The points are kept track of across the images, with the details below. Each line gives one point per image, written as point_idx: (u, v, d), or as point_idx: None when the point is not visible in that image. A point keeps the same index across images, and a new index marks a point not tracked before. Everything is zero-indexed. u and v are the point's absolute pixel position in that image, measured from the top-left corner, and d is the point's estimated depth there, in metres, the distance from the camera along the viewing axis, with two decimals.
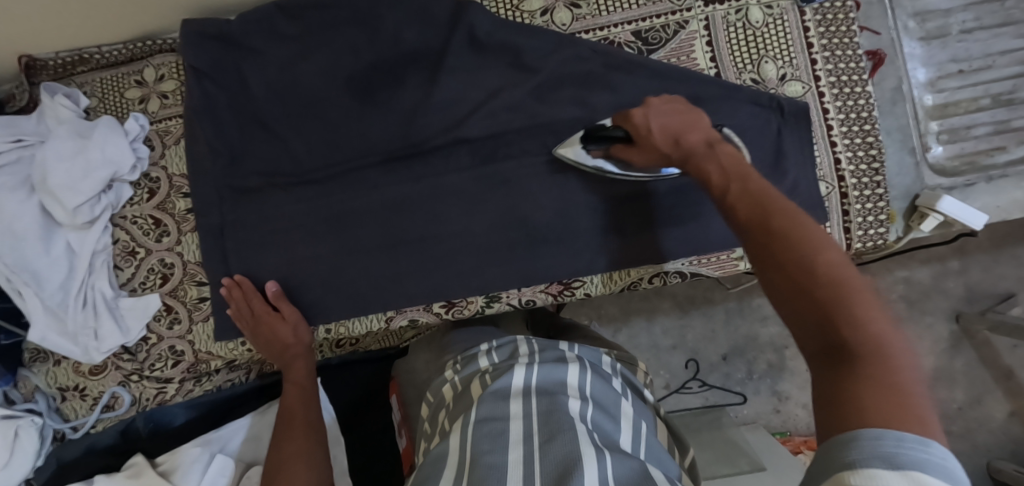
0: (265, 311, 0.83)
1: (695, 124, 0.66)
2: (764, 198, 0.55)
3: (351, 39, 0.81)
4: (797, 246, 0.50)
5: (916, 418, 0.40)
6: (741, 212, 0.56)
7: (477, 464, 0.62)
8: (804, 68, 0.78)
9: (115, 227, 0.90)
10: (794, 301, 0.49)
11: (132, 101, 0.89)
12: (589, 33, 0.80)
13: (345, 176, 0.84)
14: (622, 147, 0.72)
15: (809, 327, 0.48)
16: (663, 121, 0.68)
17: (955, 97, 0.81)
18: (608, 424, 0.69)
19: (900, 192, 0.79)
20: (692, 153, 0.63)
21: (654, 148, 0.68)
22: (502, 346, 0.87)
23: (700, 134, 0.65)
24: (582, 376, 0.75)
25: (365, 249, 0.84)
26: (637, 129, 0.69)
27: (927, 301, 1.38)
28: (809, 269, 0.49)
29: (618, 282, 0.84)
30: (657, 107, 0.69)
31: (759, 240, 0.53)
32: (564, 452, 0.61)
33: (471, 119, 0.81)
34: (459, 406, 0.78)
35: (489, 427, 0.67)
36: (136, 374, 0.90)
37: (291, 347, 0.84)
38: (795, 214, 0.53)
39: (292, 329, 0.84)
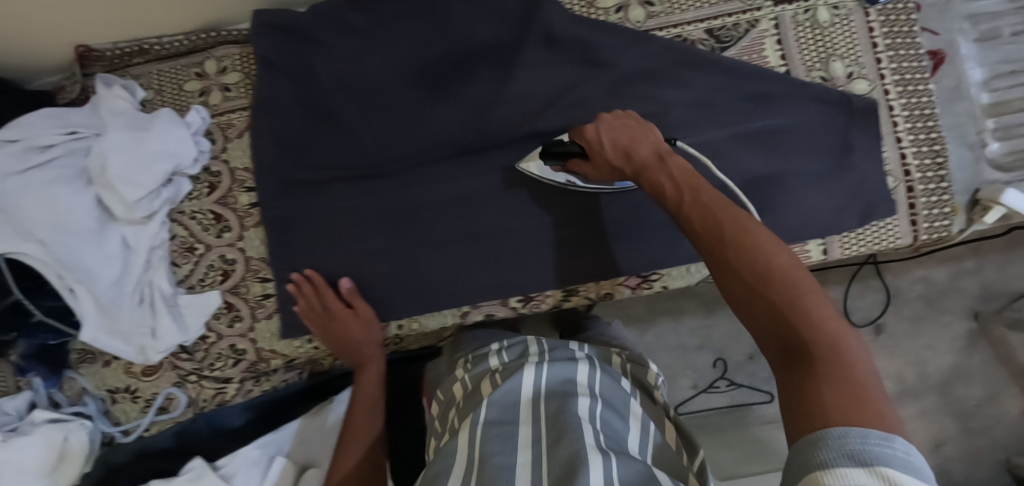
0: (336, 304, 0.82)
1: (647, 134, 0.66)
2: (715, 205, 0.56)
3: (420, 32, 0.81)
4: (750, 252, 0.52)
5: (875, 412, 0.42)
6: (694, 221, 0.57)
7: (486, 463, 0.57)
8: (869, 67, 0.81)
9: (173, 222, 0.88)
10: (749, 304, 0.51)
11: (192, 94, 0.87)
12: (663, 30, 0.82)
13: (417, 170, 0.84)
14: (578, 163, 0.72)
15: (768, 330, 0.50)
16: (610, 137, 0.67)
17: (1007, 97, 0.84)
18: (617, 423, 0.65)
19: (960, 187, 0.83)
20: (644, 163, 0.64)
21: (609, 162, 0.67)
22: (512, 346, 0.80)
23: (655, 143, 0.65)
24: (591, 375, 0.72)
25: (435, 242, 0.83)
26: (591, 146, 0.68)
27: (944, 299, 1.41)
28: (762, 275, 0.51)
29: (694, 273, 0.85)
30: (608, 124, 0.68)
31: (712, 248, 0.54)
32: (571, 452, 0.56)
33: (547, 113, 0.81)
34: (469, 404, 0.70)
35: (498, 428, 0.62)
36: (194, 374, 0.87)
37: (366, 345, 0.84)
38: (742, 221, 0.54)
39: (364, 327, 0.83)
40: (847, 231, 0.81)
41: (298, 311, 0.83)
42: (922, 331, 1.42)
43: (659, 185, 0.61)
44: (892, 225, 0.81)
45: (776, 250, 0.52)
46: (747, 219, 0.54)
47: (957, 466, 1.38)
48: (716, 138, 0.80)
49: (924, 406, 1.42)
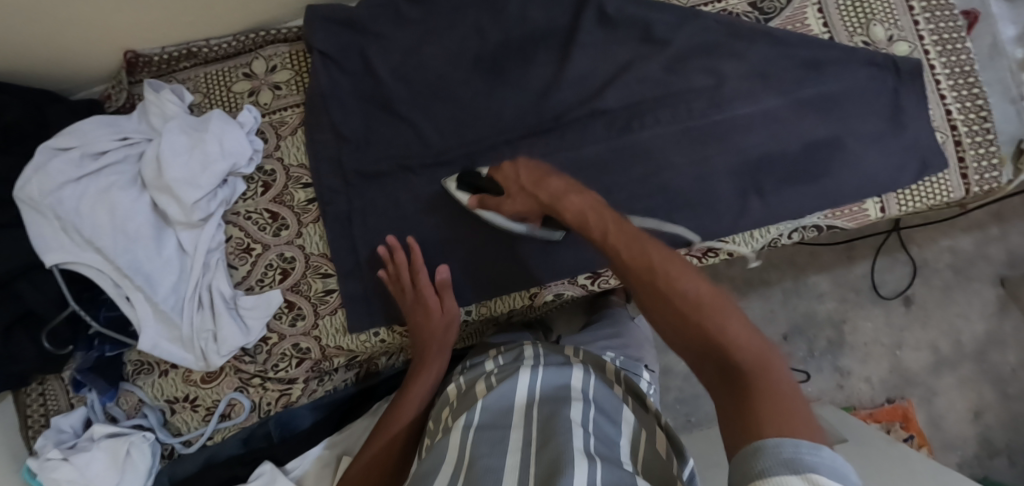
0: (421, 279, 0.80)
1: (552, 174, 0.70)
2: (640, 239, 0.58)
3: (477, 21, 0.84)
4: (669, 279, 0.54)
5: (804, 421, 0.43)
6: (621, 255, 0.58)
7: (473, 465, 0.58)
8: (908, 29, 0.84)
9: (228, 224, 0.87)
10: (676, 326, 0.52)
11: (241, 94, 0.87)
12: (708, 5, 0.84)
13: (479, 155, 0.83)
14: (483, 199, 0.77)
15: (697, 353, 0.50)
16: (516, 179, 0.73)
17: None
18: (609, 428, 0.63)
19: (1006, 139, 0.84)
20: (561, 201, 0.67)
21: (527, 195, 0.71)
22: (509, 351, 0.81)
23: (569, 183, 0.69)
24: (585, 379, 0.71)
25: (500, 228, 0.83)
26: (503, 183, 0.74)
27: (973, 267, 1.49)
28: (683, 305, 0.52)
29: (761, 238, 0.84)
30: (514, 167, 0.74)
31: (638, 284, 0.56)
32: (556, 452, 0.56)
33: (608, 90, 0.82)
34: (460, 405, 0.71)
35: (489, 432, 0.63)
36: (258, 377, 0.86)
37: (441, 334, 0.80)
38: (659, 256, 0.56)
39: (442, 312, 0.81)
40: (902, 188, 0.83)
41: (383, 277, 0.82)
42: (954, 300, 1.50)
43: (585, 223, 0.64)
44: (943, 179, 0.83)
45: (694, 281, 0.53)
46: (663, 254, 0.56)
47: (999, 431, 1.47)
48: (772, 106, 0.82)
49: (962, 375, 1.49)
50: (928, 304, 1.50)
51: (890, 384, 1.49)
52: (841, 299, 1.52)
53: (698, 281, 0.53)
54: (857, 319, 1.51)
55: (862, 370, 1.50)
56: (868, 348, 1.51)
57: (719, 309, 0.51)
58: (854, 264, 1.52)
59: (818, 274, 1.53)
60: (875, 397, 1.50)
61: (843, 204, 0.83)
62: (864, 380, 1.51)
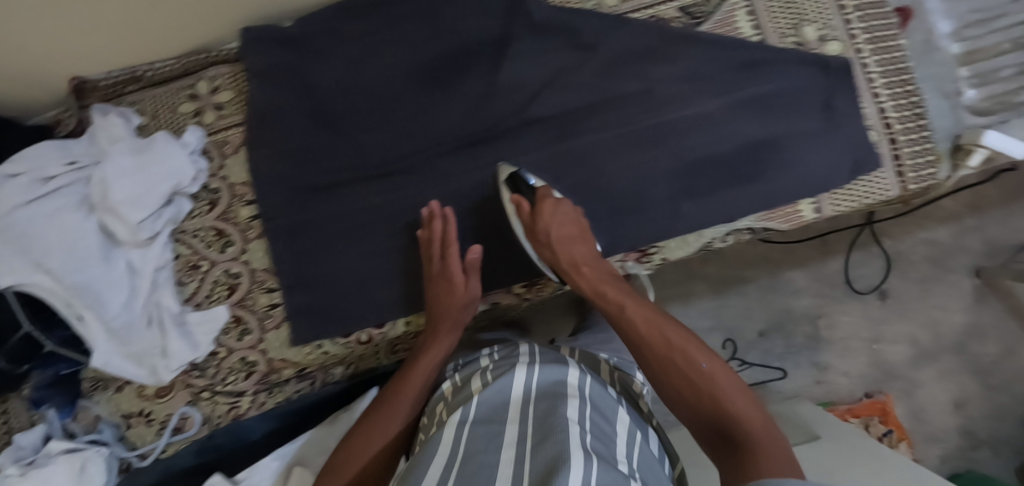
0: (456, 249, 0.81)
1: (584, 235, 0.80)
2: (660, 319, 0.72)
3: (411, 34, 0.83)
4: (681, 357, 0.68)
5: (787, 465, 0.58)
6: (637, 327, 0.73)
7: (470, 460, 0.59)
8: (840, 28, 0.84)
9: (176, 242, 0.89)
10: (677, 390, 0.68)
11: (186, 115, 0.89)
12: (638, 12, 0.84)
13: (418, 167, 0.84)
14: (521, 204, 0.79)
15: (684, 406, 0.67)
16: (558, 224, 0.79)
17: (978, 44, 0.86)
18: (606, 426, 0.66)
19: (943, 134, 0.84)
20: (580, 271, 0.79)
21: (546, 246, 0.80)
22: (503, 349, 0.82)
23: (594, 253, 0.80)
24: (582, 377, 0.72)
25: (442, 239, 0.84)
26: (541, 214, 0.78)
27: (950, 258, 1.46)
28: (688, 376, 0.67)
29: (692, 243, 0.85)
30: (564, 209, 0.80)
31: (646, 352, 0.71)
32: (553, 451, 0.57)
33: (539, 100, 0.82)
34: (457, 400, 0.72)
35: (484, 428, 0.63)
36: (207, 391, 0.87)
37: (461, 310, 0.81)
38: (668, 330, 0.71)
39: (463, 289, 0.81)
40: (837, 187, 0.83)
41: (421, 237, 0.82)
42: (932, 292, 1.47)
43: (602, 296, 0.77)
44: (880, 178, 0.83)
45: (701, 355, 0.69)
46: (672, 329, 0.71)
47: (981, 422, 1.45)
48: (707, 109, 0.82)
49: (943, 367, 1.46)
50: (905, 298, 1.47)
51: (869, 378, 1.48)
52: (818, 294, 1.49)
53: (702, 355, 0.69)
54: (834, 314, 1.49)
55: (840, 364, 1.48)
56: (846, 343, 1.49)
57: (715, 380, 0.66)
58: (829, 259, 1.49)
59: (793, 270, 1.49)
60: (854, 391, 1.48)
61: (779, 206, 0.83)
62: (843, 375, 1.48)
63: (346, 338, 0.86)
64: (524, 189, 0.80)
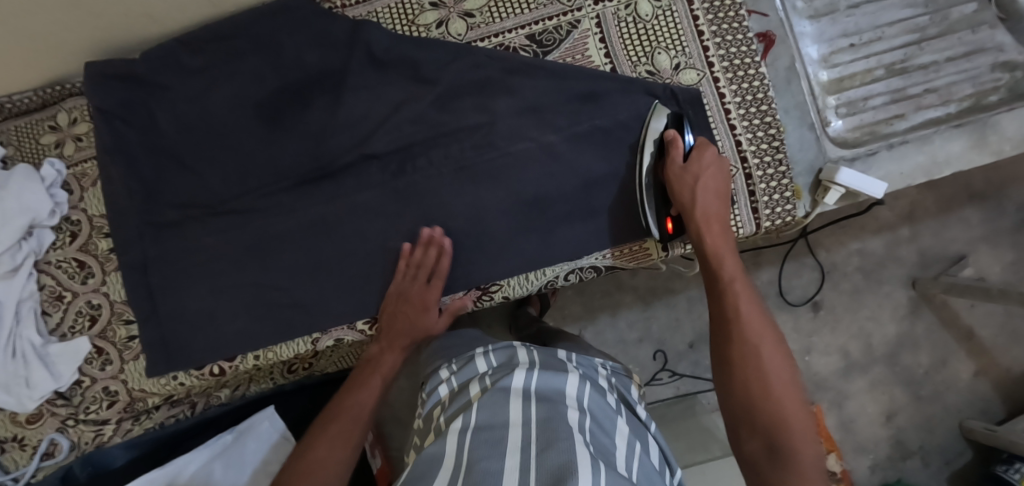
0: (440, 280, 0.81)
1: (722, 196, 0.75)
2: (757, 311, 0.66)
3: (255, 68, 0.82)
4: (763, 358, 0.63)
5: None
6: (738, 303, 0.67)
7: (472, 469, 0.56)
8: (697, 56, 0.80)
9: (40, 273, 0.89)
10: (734, 381, 0.63)
11: (47, 147, 0.90)
12: (485, 40, 0.82)
13: (263, 203, 0.84)
14: (676, 142, 0.75)
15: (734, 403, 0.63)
16: (710, 175, 0.74)
17: (849, 71, 0.83)
18: (605, 440, 0.62)
19: (803, 169, 0.80)
20: (707, 227, 0.73)
21: (684, 187, 0.74)
22: (499, 349, 0.78)
23: (722, 215, 0.74)
24: (581, 387, 0.69)
25: (289, 273, 0.85)
26: (694, 162, 0.75)
27: (882, 270, 1.42)
28: (767, 378, 0.62)
29: (534, 282, 0.85)
30: (720, 166, 0.75)
31: (734, 330, 0.65)
32: (559, 461, 0.55)
33: (377, 135, 0.82)
34: (455, 407, 0.69)
35: (487, 434, 0.60)
36: (72, 418, 0.90)
37: (418, 338, 0.83)
38: (766, 327, 0.65)
39: (431, 321, 0.83)
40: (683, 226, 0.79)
41: (404, 251, 0.82)
42: (863, 303, 1.43)
43: (720, 262, 0.71)
44: (735, 215, 0.79)
45: (781, 360, 0.63)
46: (767, 326, 0.66)
47: (912, 433, 1.42)
48: (548, 142, 0.81)
49: (873, 378, 1.42)
50: (836, 308, 1.43)
51: None
52: None
53: (783, 365, 0.63)
54: None
55: None
56: None
57: (782, 406, 0.60)
58: (761, 270, 1.42)
59: None
60: None
61: (624, 244, 0.83)
62: None
63: (200, 370, 0.87)
64: (684, 133, 0.76)
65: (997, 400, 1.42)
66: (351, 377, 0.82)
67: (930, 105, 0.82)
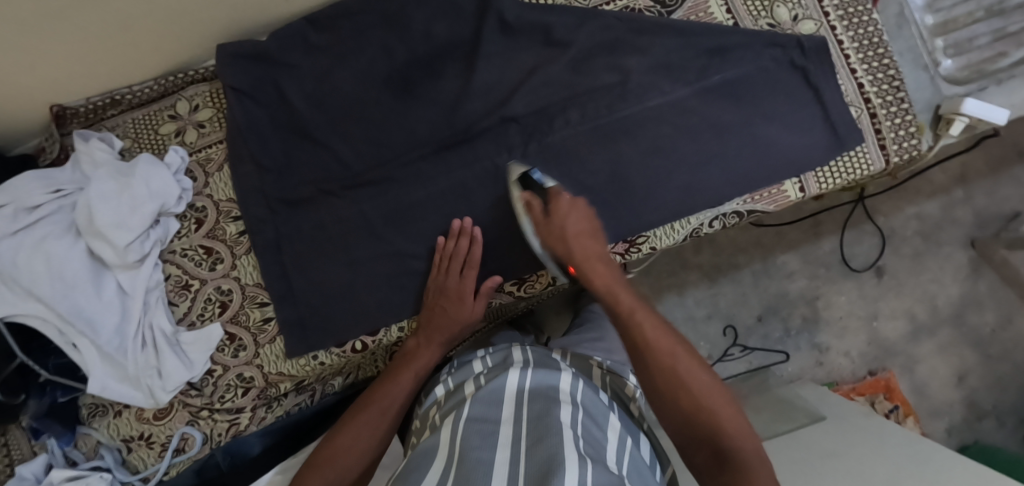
0: (473, 268, 0.82)
1: (596, 236, 0.77)
2: (658, 330, 0.69)
3: (383, 40, 0.85)
4: (680, 369, 0.66)
5: None
6: (642, 326, 0.70)
7: (464, 457, 0.58)
8: (813, 7, 0.84)
9: (165, 263, 0.89)
10: (665, 401, 0.66)
11: (167, 136, 0.89)
12: (610, 4, 0.85)
13: (399, 174, 0.86)
14: (533, 203, 0.78)
15: (674, 415, 0.65)
16: (575, 219, 0.76)
17: (952, 14, 0.87)
18: (598, 431, 0.63)
19: (923, 106, 0.85)
20: (591, 268, 0.75)
21: (554, 238, 0.76)
22: (497, 351, 0.82)
23: (602, 252, 0.76)
24: (573, 383, 0.70)
25: (430, 242, 0.85)
26: (554, 215, 0.77)
27: (941, 232, 1.49)
28: (693, 393, 0.65)
29: (680, 231, 0.86)
30: (579, 206, 0.78)
31: (648, 357, 0.68)
32: (548, 452, 0.55)
33: (514, 98, 0.84)
34: (449, 402, 0.73)
35: (478, 426, 0.63)
36: (205, 410, 0.88)
37: (460, 328, 0.84)
38: (671, 342, 0.69)
39: (470, 309, 0.83)
40: (812, 166, 0.83)
41: (437, 244, 0.83)
42: (925, 267, 1.49)
43: (614, 294, 0.73)
44: (862, 152, 0.83)
45: (698, 370, 0.67)
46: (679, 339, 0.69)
47: (984, 393, 1.47)
48: (679, 96, 0.84)
49: (941, 340, 1.48)
50: (899, 273, 1.49)
51: (870, 356, 1.48)
52: (811, 276, 1.49)
53: (700, 370, 0.67)
54: (830, 294, 1.49)
55: (840, 345, 1.49)
56: (844, 322, 1.49)
57: (711, 411, 0.64)
58: (822, 240, 1.49)
59: (786, 253, 1.49)
60: (856, 370, 1.48)
61: (761, 188, 0.84)
62: (843, 355, 1.49)
63: (341, 347, 0.86)
64: (539, 189, 0.79)
65: None
66: (388, 368, 0.84)
67: None
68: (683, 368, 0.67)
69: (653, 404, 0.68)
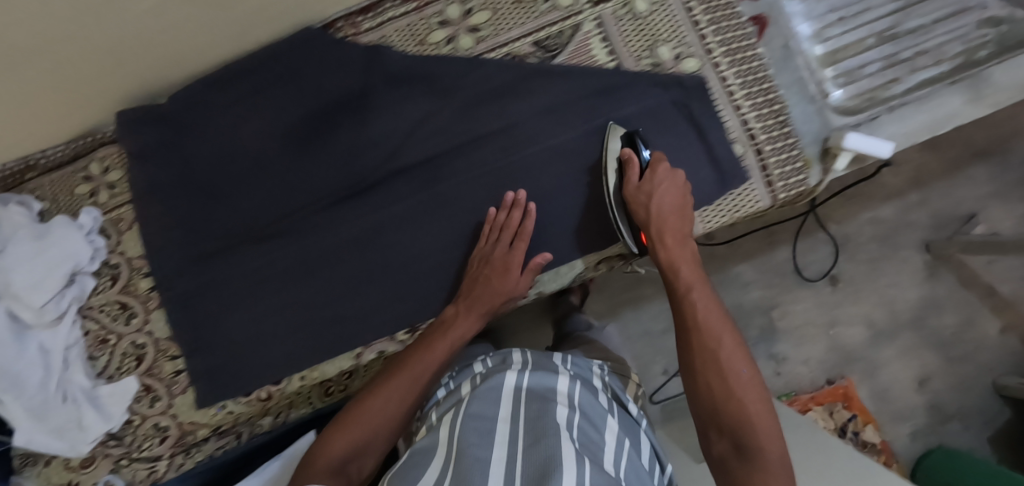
0: (524, 241, 0.81)
1: (682, 209, 0.78)
2: (707, 310, 0.70)
3: (283, 98, 0.86)
4: (719, 352, 0.67)
5: None
6: (693, 304, 0.71)
7: (462, 455, 0.59)
8: (696, 44, 0.83)
9: (84, 318, 0.92)
10: (700, 379, 0.67)
11: (82, 197, 0.93)
12: (494, 51, 0.85)
13: (296, 227, 0.86)
14: (631, 159, 0.78)
15: (699, 397, 0.67)
16: (665, 189, 0.77)
17: (841, 43, 0.87)
18: (593, 433, 0.65)
19: (811, 139, 0.84)
20: (665, 239, 0.76)
21: (639, 205, 0.77)
22: (497, 354, 0.81)
23: (681, 226, 0.77)
24: (572, 385, 0.71)
25: (331, 293, 0.87)
26: (647, 179, 0.78)
27: (897, 236, 1.45)
28: (728, 379, 0.65)
29: (566, 274, 0.87)
30: (673, 177, 0.78)
31: (693, 334, 0.69)
32: (545, 455, 0.57)
33: (404, 151, 0.85)
34: (447, 401, 0.73)
35: (475, 424, 0.64)
36: (125, 458, 0.91)
37: (499, 306, 0.82)
38: (719, 325, 0.69)
39: (513, 283, 0.82)
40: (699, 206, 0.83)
41: (488, 215, 0.83)
42: (881, 272, 1.46)
43: (674, 269, 0.74)
44: (748, 190, 0.83)
45: (741, 360, 0.66)
46: (725, 325, 0.69)
47: (948, 396, 1.43)
48: (568, 140, 0.83)
49: (903, 344, 1.45)
50: (856, 279, 1.46)
51: (830, 363, 1.46)
52: (767, 286, 1.46)
53: (740, 359, 0.66)
54: (787, 303, 1.46)
55: (798, 354, 1.46)
56: (802, 331, 1.47)
57: (744, 401, 0.64)
58: (777, 249, 1.46)
59: (740, 264, 1.46)
60: (815, 379, 1.46)
61: None
62: (803, 363, 1.46)
63: (247, 397, 0.89)
64: (640, 149, 0.79)
65: None
66: (421, 337, 0.81)
67: (923, 66, 0.86)
68: (725, 352, 0.67)
69: (688, 379, 0.69)
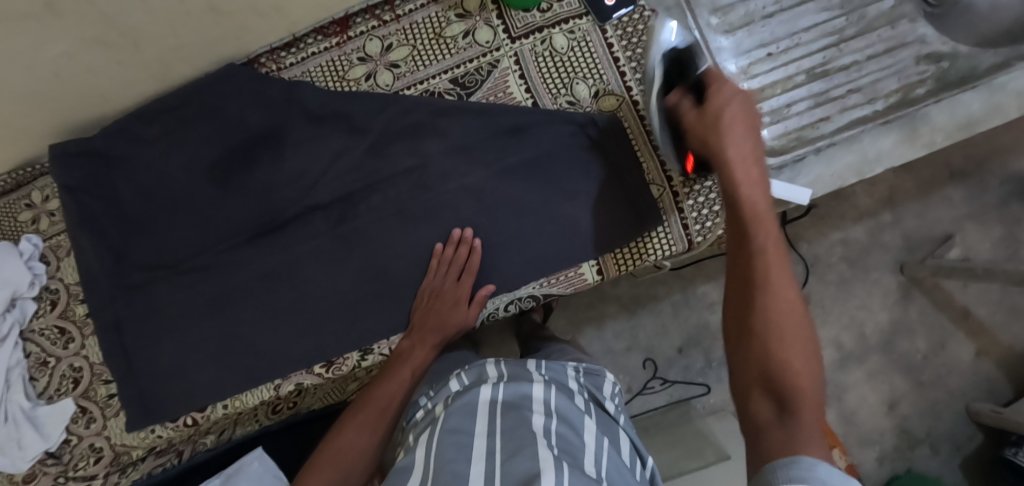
0: (470, 276, 0.82)
1: (750, 123, 0.68)
2: (774, 240, 0.60)
3: (202, 133, 0.86)
4: (769, 278, 0.58)
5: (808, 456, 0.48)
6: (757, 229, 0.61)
7: (440, 470, 0.56)
8: (614, 81, 0.83)
9: (26, 341, 0.95)
10: (736, 300, 0.59)
11: (25, 223, 0.96)
12: (411, 88, 0.85)
13: (218, 260, 0.89)
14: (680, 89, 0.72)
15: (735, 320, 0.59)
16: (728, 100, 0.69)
17: (769, 80, 0.85)
18: (574, 438, 0.61)
19: None
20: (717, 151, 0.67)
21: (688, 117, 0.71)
22: (473, 368, 0.76)
23: (755, 148, 0.66)
24: (549, 392, 0.67)
25: (249, 322, 0.88)
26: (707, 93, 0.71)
27: (867, 257, 1.33)
28: (773, 299, 0.57)
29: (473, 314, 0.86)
30: (743, 96, 0.70)
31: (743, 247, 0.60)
32: (525, 469, 0.54)
33: (318, 187, 0.86)
34: (426, 419, 0.69)
35: (454, 437, 0.60)
36: (61, 477, 0.94)
37: (452, 333, 0.83)
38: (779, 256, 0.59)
39: (462, 315, 0.83)
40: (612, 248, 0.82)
41: (436, 251, 0.83)
42: (852, 292, 1.33)
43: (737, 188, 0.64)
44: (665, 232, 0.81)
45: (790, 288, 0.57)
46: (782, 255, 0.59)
47: (917, 420, 1.30)
48: (479, 179, 0.83)
49: (871, 367, 1.32)
50: (824, 301, 1.33)
51: None
52: None
53: (791, 288, 0.57)
54: None
55: None
56: None
57: (783, 328, 0.55)
58: None
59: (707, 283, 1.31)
60: None
61: (557, 271, 0.83)
62: None
63: (174, 422, 0.91)
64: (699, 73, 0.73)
65: (1003, 381, 1.30)
66: (383, 368, 0.83)
67: (854, 105, 0.83)
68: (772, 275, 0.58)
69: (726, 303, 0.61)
